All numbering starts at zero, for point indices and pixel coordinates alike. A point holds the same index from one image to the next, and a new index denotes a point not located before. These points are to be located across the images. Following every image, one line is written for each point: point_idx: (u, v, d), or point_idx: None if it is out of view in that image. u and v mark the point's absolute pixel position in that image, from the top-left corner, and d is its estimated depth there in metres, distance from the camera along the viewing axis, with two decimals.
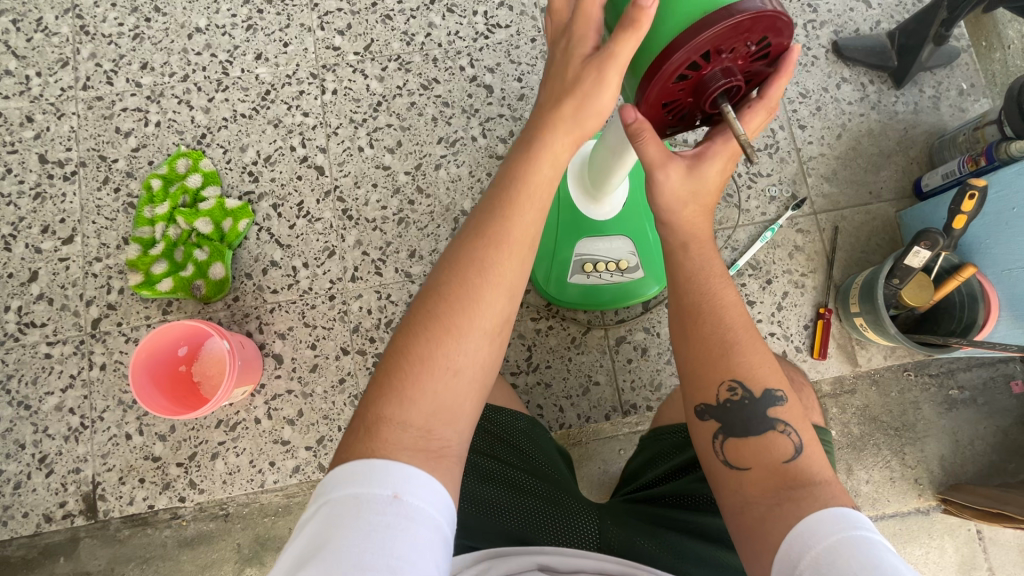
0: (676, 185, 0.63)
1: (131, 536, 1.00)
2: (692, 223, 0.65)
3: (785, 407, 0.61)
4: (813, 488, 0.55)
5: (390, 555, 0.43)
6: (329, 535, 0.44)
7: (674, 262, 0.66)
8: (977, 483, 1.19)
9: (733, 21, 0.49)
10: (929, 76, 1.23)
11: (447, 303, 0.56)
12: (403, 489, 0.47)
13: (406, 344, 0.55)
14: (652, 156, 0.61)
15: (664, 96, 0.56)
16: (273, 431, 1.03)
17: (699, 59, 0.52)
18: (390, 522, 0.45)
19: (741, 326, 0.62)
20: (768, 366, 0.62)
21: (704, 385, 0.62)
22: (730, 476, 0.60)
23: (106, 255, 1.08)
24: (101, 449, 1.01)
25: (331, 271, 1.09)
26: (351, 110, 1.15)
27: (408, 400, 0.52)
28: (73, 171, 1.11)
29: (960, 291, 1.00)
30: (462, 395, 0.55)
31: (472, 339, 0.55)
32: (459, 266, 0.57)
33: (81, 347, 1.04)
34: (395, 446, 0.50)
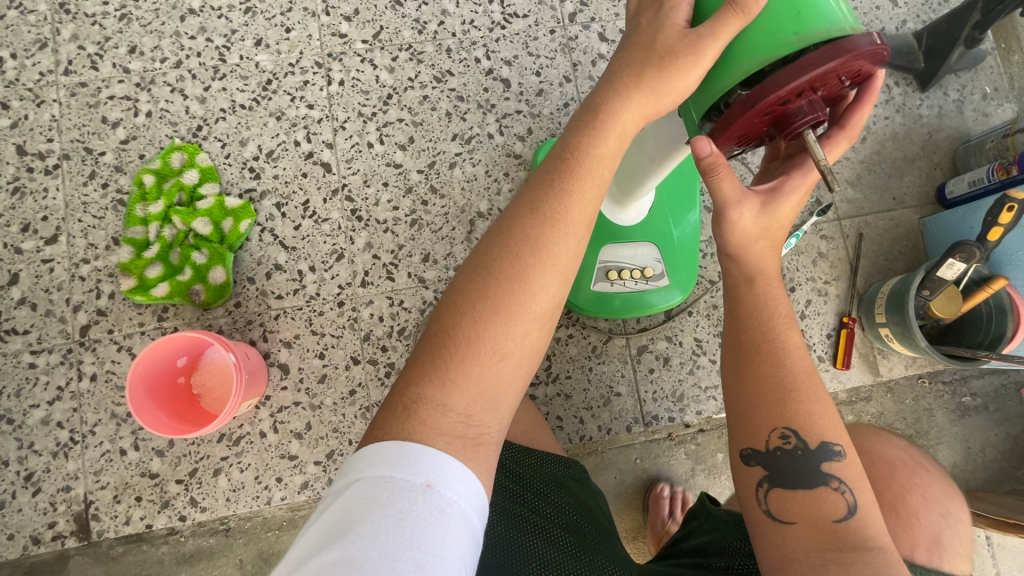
0: (749, 224, 0.60)
1: (125, 554, 0.94)
2: (763, 258, 0.62)
3: (841, 463, 0.59)
4: (868, 555, 0.55)
5: (417, 547, 0.40)
6: (356, 517, 0.41)
7: (737, 295, 0.64)
8: (988, 490, 1.20)
9: (841, 62, 0.45)
10: (953, 79, 1.20)
11: (496, 282, 0.52)
12: (436, 478, 0.44)
13: (452, 323, 0.51)
14: (726, 193, 0.58)
15: (747, 131, 0.52)
16: (279, 445, 0.97)
17: (793, 97, 0.48)
18: (420, 513, 0.42)
19: (801, 371, 0.60)
20: (826, 416, 0.59)
21: (754, 429, 0.60)
22: (773, 527, 0.59)
23: (95, 257, 1.00)
24: (93, 466, 0.95)
25: (339, 275, 1.03)
26: (359, 102, 1.08)
27: (450, 382, 0.49)
28: (55, 164, 1.02)
29: (988, 303, 0.98)
30: (505, 381, 0.51)
31: (518, 324, 0.52)
32: (509, 243, 0.54)
33: (69, 357, 0.97)
34: (435, 431, 0.47)
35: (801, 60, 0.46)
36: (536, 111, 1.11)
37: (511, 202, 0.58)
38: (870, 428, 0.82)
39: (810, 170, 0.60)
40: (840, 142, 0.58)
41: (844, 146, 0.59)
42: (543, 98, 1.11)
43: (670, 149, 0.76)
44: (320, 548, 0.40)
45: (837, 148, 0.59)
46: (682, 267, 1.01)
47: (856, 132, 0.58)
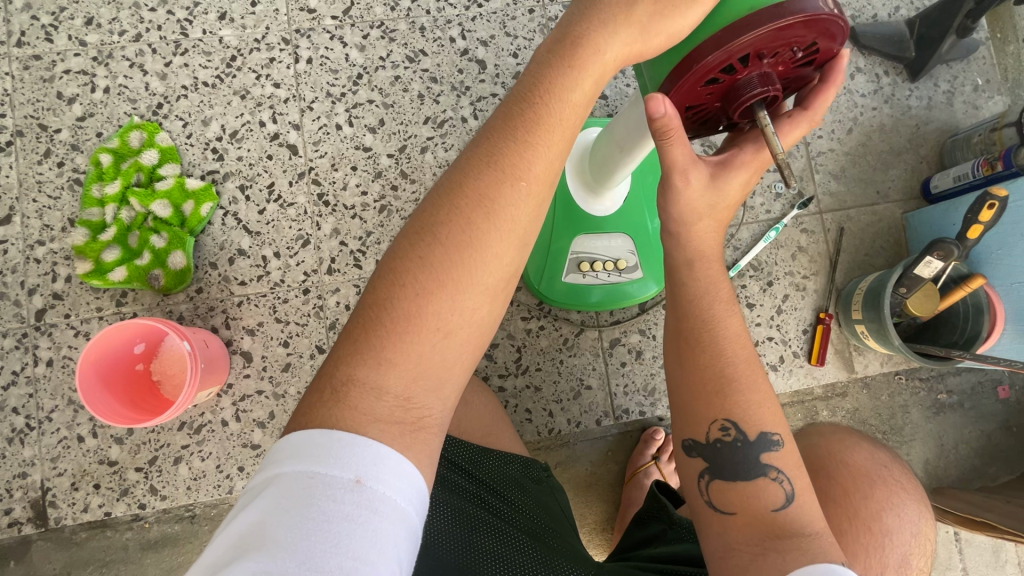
0: (694, 197, 0.58)
1: (88, 539, 0.93)
2: (704, 242, 0.60)
3: (781, 452, 0.57)
4: (802, 542, 0.53)
5: (344, 551, 0.36)
6: (276, 518, 0.37)
7: (678, 280, 0.61)
8: (958, 486, 1.20)
9: (783, 23, 0.43)
10: (945, 70, 1.16)
11: (442, 251, 0.48)
12: (367, 473, 0.40)
13: (389, 297, 0.47)
14: (676, 158, 0.54)
15: (692, 100, 0.51)
16: (242, 434, 0.96)
17: (736, 62, 0.47)
18: (347, 515, 0.38)
19: (741, 360, 0.58)
20: (764, 406, 0.58)
21: (695, 422, 0.59)
22: (713, 517, 0.58)
23: (50, 239, 0.96)
24: (50, 453, 0.93)
25: (305, 262, 1.00)
26: (328, 82, 1.04)
27: (387, 362, 0.46)
28: (8, 141, 0.98)
29: (965, 301, 0.96)
30: (451, 359, 0.48)
31: (467, 297, 0.48)
32: (454, 209, 0.50)
33: (24, 341, 0.94)
34: (369, 415, 0.43)
35: (745, 19, 0.45)
36: None
37: (455, 160, 0.53)
38: (830, 425, 0.81)
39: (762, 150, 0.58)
40: (803, 123, 0.55)
41: (805, 130, 0.56)
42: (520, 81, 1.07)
43: (640, 137, 0.73)
44: (233, 556, 0.36)
45: (799, 132, 0.56)
46: (657, 260, 0.99)
47: (818, 117, 0.55)
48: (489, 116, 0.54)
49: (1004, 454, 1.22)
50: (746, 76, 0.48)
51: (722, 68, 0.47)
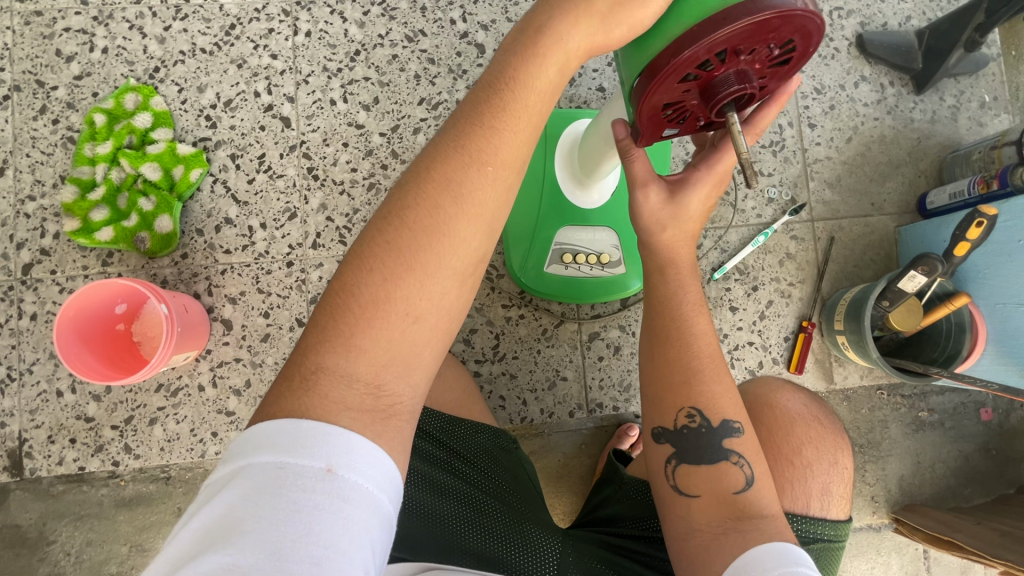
0: (654, 207, 0.58)
1: (64, 492, 0.96)
2: (672, 249, 0.60)
3: (741, 438, 0.57)
4: (762, 524, 0.53)
5: (316, 540, 0.36)
6: (244, 510, 0.36)
7: (650, 283, 0.61)
8: (931, 505, 1.20)
9: (758, 19, 0.42)
10: (951, 84, 1.15)
11: (411, 237, 0.48)
12: (338, 462, 0.39)
13: (358, 284, 0.46)
14: (634, 172, 0.58)
15: (670, 98, 0.49)
16: (217, 401, 0.97)
17: (712, 59, 0.45)
18: (318, 504, 0.37)
19: (708, 355, 0.59)
20: (729, 397, 0.58)
21: (662, 409, 0.59)
22: (677, 500, 0.58)
23: (41, 195, 0.98)
24: (29, 405, 0.95)
25: (290, 235, 1.00)
26: (325, 57, 1.04)
27: (356, 349, 0.45)
28: (5, 96, 0.99)
29: (948, 319, 0.95)
30: (422, 345, 0.47)
31: (437, 282, 0.48)
32: (420, 195, 0.49)
33: (10, 294, 0.96)
34: (337, 400, 0.43)
35: (719, 15, 0.43)
36: None
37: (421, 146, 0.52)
38: (769, 376, 0.78)
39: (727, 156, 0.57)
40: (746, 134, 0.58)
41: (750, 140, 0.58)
42: None
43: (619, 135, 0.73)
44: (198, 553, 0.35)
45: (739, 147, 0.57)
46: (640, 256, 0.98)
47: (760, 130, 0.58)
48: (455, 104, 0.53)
49: (981, 476, 1.22)
50: (722, 73, 0.47)
51: (699, 64, 0.46)
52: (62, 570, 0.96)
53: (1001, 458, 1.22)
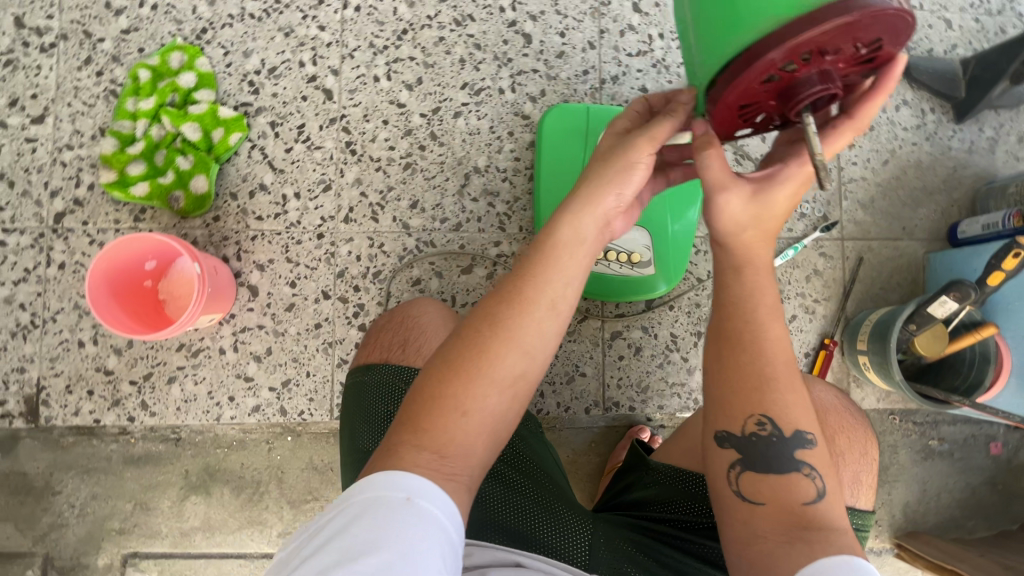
0: (736, 213, 0.58)
1: (74, 444, 0.97)
2: (750, 249, 0.59)
3: (815, 451, 0.56)
4: (832, 536, 0.51)
5: (404, 549, 0.37)
6: (344, 532, 0.38)
7: (720, 284, 0.60)
8: (934, 534, 1.20)
9: (848, 19, 0.43)
10: (992, 115, 1.14)
11: (479, 327, 0.50)
12: (417, 491, 0.41)
13: (431, 373, 0.49)
14: (713, 175, 0.57)
15: (748, 99, 0.50)
16: (237, 365, 0.97)
17: (798, 60, 0.46)
18: (405, 522, 0.39)
19: (782, 362, 0.57)
20: (801, 406, 0.57)
21: (729, 413, 0.58)
22: (741, 507, 0.56)
23: (79, 145, 0.97)
24: (49, 352, 0.95)
25: (323, 207, 1.00)
26: (372, 33, 1.04)
27: (424, 426, 0.46)
28: (52, 43, 0.99)
29: (972, 348, 0.95)
30: (480, 429, 0.47)
31: (498, 368, 0.48)
32: (490, 296, 0.53)
33: (40, 242, 0.96)
34: (407, 462, 0.43)
35: (811, 14, 0.44)
36: (553, 73, 1.06)
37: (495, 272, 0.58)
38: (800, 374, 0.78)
39: (807, 163, 0.58)
40: (843, 133, 0.56)
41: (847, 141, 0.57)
42: (563, 61, 1.06)
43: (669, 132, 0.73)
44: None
45: (841, 140, 0.56)
46: (672, 259, 0.99)
47: (860, 125, 0.56)
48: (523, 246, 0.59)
49: (986, 510, 1.22)
50: (804, 74, 0.47)
51: (784, 64, 0.46)
52: (65, 522, 0.97)
53: (1007, 493, 1.22)
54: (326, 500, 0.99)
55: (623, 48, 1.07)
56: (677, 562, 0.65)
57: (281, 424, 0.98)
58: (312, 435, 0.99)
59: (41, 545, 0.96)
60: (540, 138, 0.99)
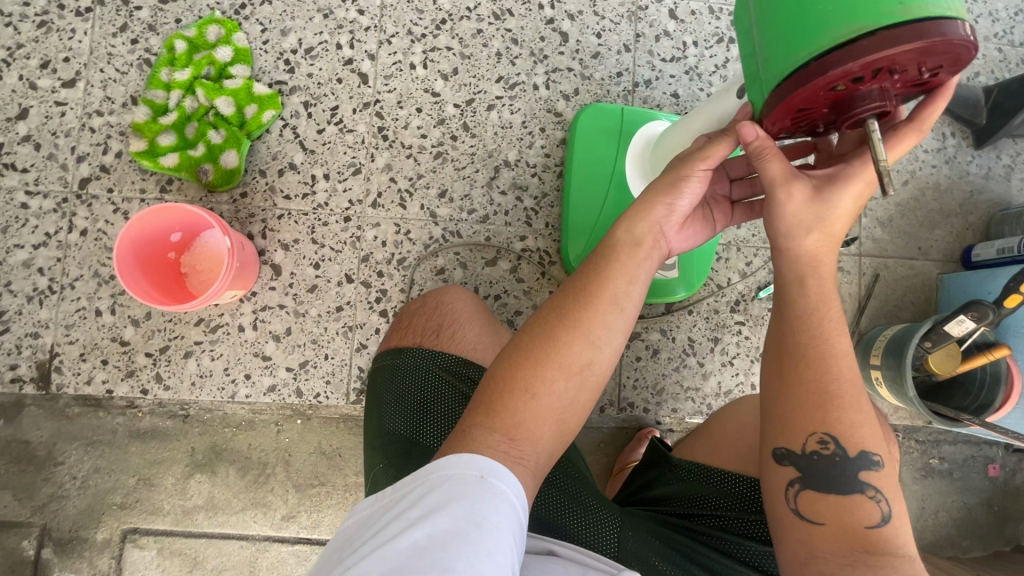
0: (798, 208, 0.60)
1: (80, 415, 0.95)
2: (816, 256, 0.61)
3: (879, 473, 0.59)
4: (894, 562, 0.55)
5: (479, 518, 0.43)
6: (428, 501, 0.44)
7: (785, 296, 0.63)
8: (930, 551, 1.21)
9: (922, 43, 0.43)
10: (1010, 144, 1.17)
11: (549, 323, 0.57)
12: (489, 471, 0.47)
13: (506, 362, 0.56)
14: (773, 172, 0.59)
15: (806, 105, 0.50)
16: (255, 343, 0.97)
17: (864, 75, 0.46)
18: (480, 497, 0.45)
19: (848, 379, 0.60)
20: (864, 425, 0.59)
21: (792, 431, 0.60)
22: (800, 525, 0.59)
23: (109, 112, 0.96)
24: (65, 319, 0.94)
25: (352, 190, 1.00)
26: (411, 21, 1.04)
27: (496, 413, 0.53)
28: (88, 7, 0.97)
29: (983, 368, 0.97)
30: (549, 411, 0.54)
31: (566, 357, 0.55)
32: (560, 296, 0.60)
33: (63, 207, 0.94)
34: (481, 443, 0.50)
35: (889, 30, 0.44)
36: (588, 73, 1.07)
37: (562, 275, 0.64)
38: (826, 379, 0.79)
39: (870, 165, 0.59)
40: (909, 135, 0.57)
41: (912, 143, 0.58)
42: (598, 61, 1.07)
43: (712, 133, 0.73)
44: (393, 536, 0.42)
45: (905, 143, 0.57)
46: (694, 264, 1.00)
47: (926, 128, 0.56)
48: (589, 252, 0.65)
49: (981, 530, 1.24)
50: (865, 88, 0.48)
51: (851, 78, 0.46)
52: (65, 494, 0.95)
53: (1002, 514, 1.25)
54: (334, 485, 0.98)
55: (657, 53, 1.08)
56: (708, 559, 0.66)
57: (294, 405, 0.97)
58: (322, 419, 0.99)
59: (38, 516, 0.94)
60: (573, 137, 1.00)
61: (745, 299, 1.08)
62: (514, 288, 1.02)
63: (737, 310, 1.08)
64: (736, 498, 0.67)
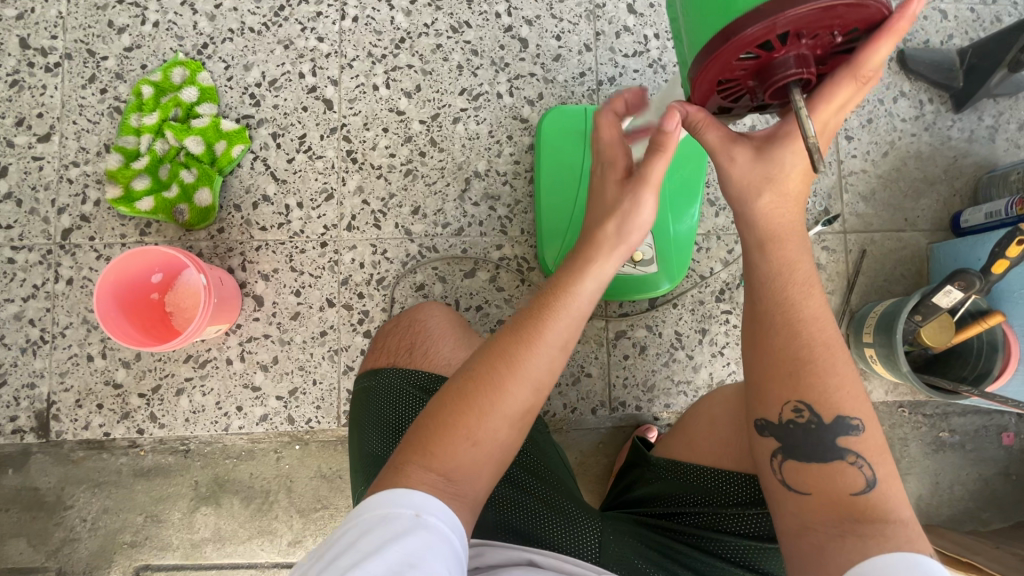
0: (744, 171, 0.62)
1: (85, 458, 0.97)
2: (772, 217, 0.62)
3: (861, 437, 0.57)
4: (887, 530, 0.53)
5: (413, 555, 0.41)
6: (358, 547, 0.42)
7: (750, 262, 0.64)
8: (948, 527, 1.18)
9: (827, 4, 0.43)
10: (991, 104, 1.14)
11: (497, 360, 0.54)
12: (424, 508, 0.46)
13: (447, 397, 0.53)
14: (710, 140, 0.62)
15: (726, 75, 0.51)
16: (244, 375, 0.98)
17: (775, 40, 0.46)
18: (413, 537, 0.43)
19: (819, 342, 0.59)
20: (841, 388, 0.58)
21: (767, 402, 0.61)
22: (788, 496, 0.59)
23: (84, 162, 0.99)
24: (59, 367, 0.96)
25: (326, 216, 1.01)
26: (370, 42, 1.05)
27: (432, 451, 0.50)
28: (56, 63, 1.00)
29: (980, 337, 0.95)
30: (485, 458, 0.51)
31: (509, 408, 0.53)
32: (513, 328, 0.56)
33: (48, 258, 0.97)
34: (415, 480, 0.48)
35: None
36: (551, 76, 1.07)
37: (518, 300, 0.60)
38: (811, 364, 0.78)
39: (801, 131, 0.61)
40: (845, 82, 0.53)
41: (854, 88, 0.54)
42: (560, 64, 1.07)
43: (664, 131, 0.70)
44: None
45: (844, 91, 0.54)
46: (674, 259, 0.99)
47: (868, 70, 0.52)
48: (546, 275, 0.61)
49: (1000, 501, 1.20)
50: (782, 55, 0.48)
51: (761, 43, 0.46)
52: (77, 536, 0.97)
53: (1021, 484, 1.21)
54: (335, 508, 0.99)
55: (619, 49, 1.08)
56: (688, 558, 0.66)
57: (289, 432, 0.99)
58: (319, 443, 1.00)
59: (53, 560, 0.97)
60: (539, 140, 1.00)
61: (730, 288, 1.07)
62: (495, 297, 1.02)
63: (723, 299, 1.06)
64: (715, 494, 0.67)
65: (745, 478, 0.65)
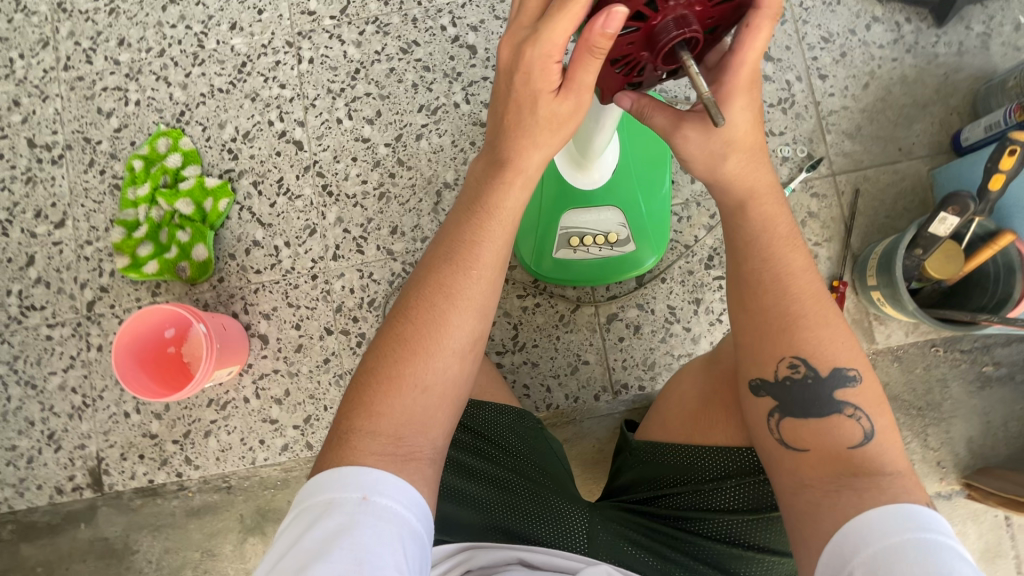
0: (699, 144, 0.60)
1: (142, 505, 1.07)
2: (744, 178, 0.60)
3: (858, 389, 0.55)
4: (884, 482, 0.51)
5: (359, 548, 0.44)
6: (308, 539, 0.45)
7: (730, 225, 0.62)
8: (1009, 466, 1.09)
9: None
10: (978, 10, 1.06)
11: (422, 312, 0.56)
12: (371, 490, 0.48)
13: (380, 361, 0.55)
14: (658, 123, 0.61)
15: (617, 54, 0.50)
16: (262, 410, 1.05)
17: (645, 9, 0.45)
18: (361, 523, 0.46)
19: (810, 297, 0.58)
20: (835, 341, 0.57)
21: (761, 359, 0.59)
22: (784, 455, 0.56)
23: (96, 239, 1.09)
24: (102, 426, 1.06)
25: (312, 250, 1.07)
26: (328, 79, 1.10)
27: (376, 414, 0.53)
28: (60, 155, 1.11)
29: (995, 261, 0.88)
30: (433, 406, 0.55)
31: (443, 352, 0.55)
32: (429, 279, 0.57)
33: (79, 329, 1.07)
34: (364, 451, 0.51)
35: None
36: None
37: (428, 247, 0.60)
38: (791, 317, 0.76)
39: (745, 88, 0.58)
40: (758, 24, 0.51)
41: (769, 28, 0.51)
42: None
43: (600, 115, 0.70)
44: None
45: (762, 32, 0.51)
46: (650, 234, 0.97)
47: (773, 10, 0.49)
48: (452, 216, 0.60)
49: None
50: (661, 21, 0.46)
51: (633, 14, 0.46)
52: None
53: None
54: None
55: None
56: (677, 541, 0.66)
57: (311, 458, 1.04)
58: None
59: None
60: None
61: (718, 253, 1.04)
62: None
63: (713, 266, 1.04)
64: (697, 469, 0.66)
65: (731, 449, 0.63)
